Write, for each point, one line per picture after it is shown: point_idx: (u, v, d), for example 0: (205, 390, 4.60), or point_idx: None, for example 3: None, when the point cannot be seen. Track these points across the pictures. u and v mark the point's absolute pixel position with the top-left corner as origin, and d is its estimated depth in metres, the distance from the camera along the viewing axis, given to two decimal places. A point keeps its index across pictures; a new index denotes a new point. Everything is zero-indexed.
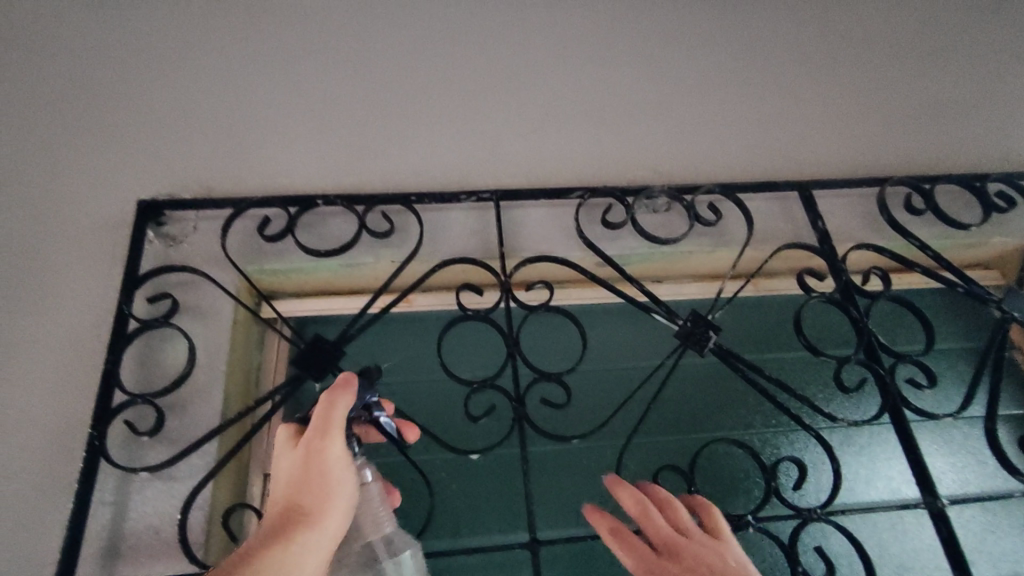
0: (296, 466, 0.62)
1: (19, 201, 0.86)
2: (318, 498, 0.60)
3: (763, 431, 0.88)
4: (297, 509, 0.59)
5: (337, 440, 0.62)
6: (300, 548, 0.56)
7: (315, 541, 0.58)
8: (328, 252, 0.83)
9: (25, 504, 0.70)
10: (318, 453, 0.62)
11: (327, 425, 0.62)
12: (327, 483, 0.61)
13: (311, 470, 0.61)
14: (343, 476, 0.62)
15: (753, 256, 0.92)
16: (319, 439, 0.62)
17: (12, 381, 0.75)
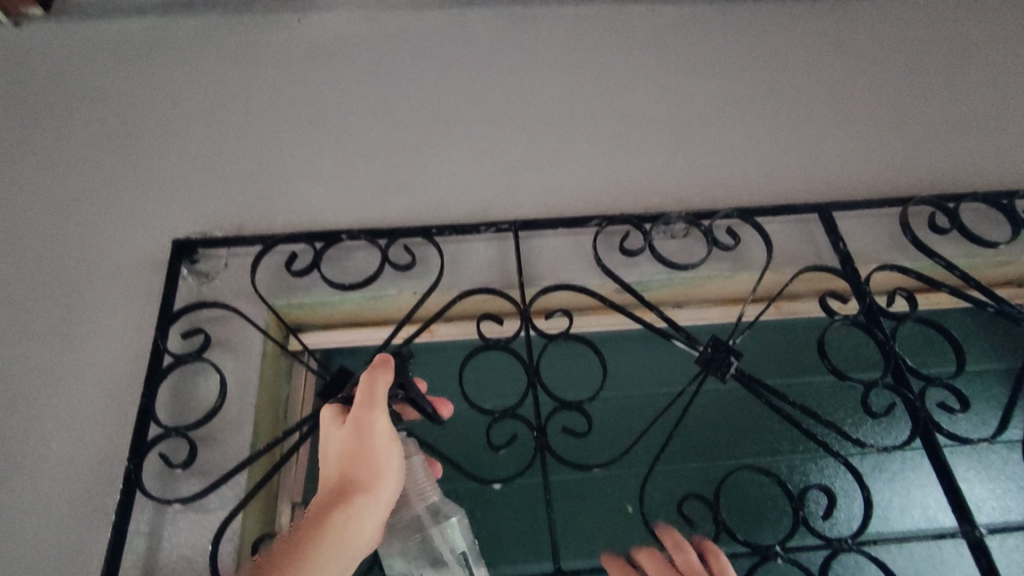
0: (346, 440, 0.66)
1: (63, 242, 0.91)
2: (369, 470, 0.64)
3: (790, 458, 0.87)
4: (349, 479, 0.64)
5: (381, 415, 0.66)
6: (357, 516, 0.62)
7: (370, 508, 0.62)
8: (353, 285, 0.85)
9: (66, 534, 0.73)
10: (366, 427, 0.65)
11: (371, 401, 0.66)
12: (375, 455, 0.64)
13: (360, 444, 0.65)
14: (391, 448, 0.65)
15: (774, 279, 0.91)
16: (366, 414, 0.66)
17: (55, 415, 0.79)
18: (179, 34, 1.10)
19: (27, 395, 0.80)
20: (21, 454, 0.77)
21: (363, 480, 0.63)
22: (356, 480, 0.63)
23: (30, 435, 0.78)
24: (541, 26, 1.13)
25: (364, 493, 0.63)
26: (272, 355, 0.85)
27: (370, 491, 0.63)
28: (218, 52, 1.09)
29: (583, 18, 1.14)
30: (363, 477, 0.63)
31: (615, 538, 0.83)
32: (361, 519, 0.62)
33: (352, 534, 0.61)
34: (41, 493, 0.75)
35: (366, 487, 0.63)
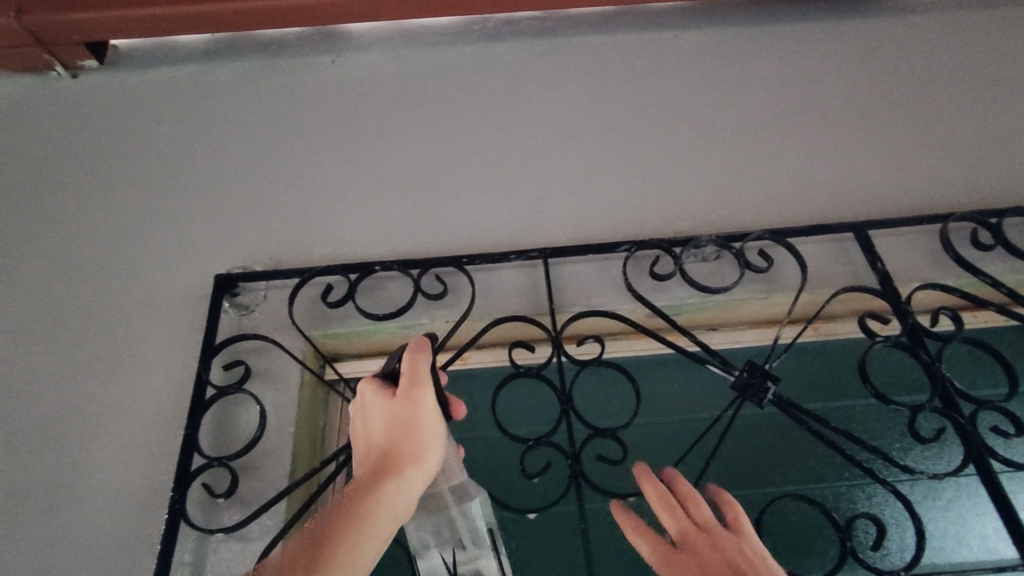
0: (390, 413, 0.63)
1: (115, 279, 0.95)
2: (418, 444, 0.61)
3: (836, 485, 0.84)
4: (396, 453, 0.61)
5: (428, 391, 0.62)
6: (407, 489, 0.60)
7: (418, 479, 0.61)
8: (387, 315, 0.87)
9: (115, 563, 0.75)
10: (412, 402, 0.62)
11: (418, 375, 0.62)
12: (423, 430, 0.62)
13: (408, 418, 0.62)
14: (438, 422, 0.62)
15: (811, 301, 0.89)
16: (412, 389, 0.62)
17: (106, 445, 0.82)
18: (221, 79, 1.16)
19: (78, 428, 0.83)
20: (73, 485, 0.80)
21: (411, 455, 0.61)
22: (404, 453, 0.61)
23: (82, 466, 0.81)
24: (566, 56, 1.15)
25: (413, 467, 0.61)
26: (310, 385, 0.86)
27: (418, 464, 0.61)
28: (257, 95, 1.14)
29: (607, 47, 1.16)
30: (412, 450, 0.61)
31: None
32: (410, 492, 0.60)
33: (402, 506, 0.59)
34: (91, 522, 0.77)
35: (414, 461, 0.61)
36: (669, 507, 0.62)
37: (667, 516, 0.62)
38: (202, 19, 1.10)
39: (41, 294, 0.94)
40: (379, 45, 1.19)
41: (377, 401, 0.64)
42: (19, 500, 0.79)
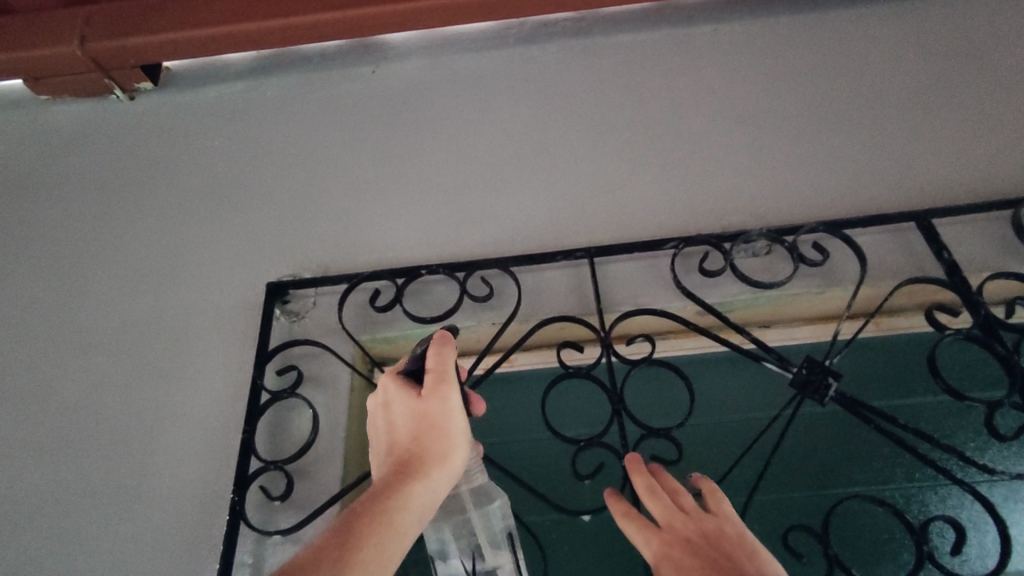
0: (416, 413, 0.63)
1: (173, 289, 0.99)
2: (445, 443, 0.62)
3: (906, 487, 0.80)
4: (425, 449, 0.61)
5: (455, 389, 0.64)
6: (433, 486, 0.60)
7: (443, 479, 0.61)
8: (434, 318, 0.87)
9: (179, 564, 0.77)
10: (439, 402, 0.63)
11: (445, 372, 0.64)
12: (450, 428, 0.63)
13: (437, 415, 0.63)
14: (463, 423, 0.63)
15: (871, 294, 0.85)
16: (439, 389, 0.63)
17: (169, 450, 0.85)
18: (268, 95, 1.20)
19: (143, 433, 0.86)
20: (138, 488, 0.83)
21: (440, 452, 0.61)
22: (433, 449, 0.61)
23: (148, 470, 0.84)
24: (605, 56, 1.14)
25: (440, 464, 0.61)
26: (360, 389, 0.87)
27: (446, 461, 0.61)
28: (303, 109, 1.17)
29: (646, 44, 1.14)
30: (440, 448, 0.61)
31: None
32: (436, 490, 0.60)
33: (430, 504, 0.59)
34: (157, 523, 0.80)
35: (443, 458, 0.61)
36: (655, 495, 0.63)
37: (653, 505, 0.62)
38: (249, 37, 1.14)
39: (106, 305, 0.99)
40: (419, 54, 1.20)
41: (401, 401, 0.64)
42: (89, 502, 0.83)
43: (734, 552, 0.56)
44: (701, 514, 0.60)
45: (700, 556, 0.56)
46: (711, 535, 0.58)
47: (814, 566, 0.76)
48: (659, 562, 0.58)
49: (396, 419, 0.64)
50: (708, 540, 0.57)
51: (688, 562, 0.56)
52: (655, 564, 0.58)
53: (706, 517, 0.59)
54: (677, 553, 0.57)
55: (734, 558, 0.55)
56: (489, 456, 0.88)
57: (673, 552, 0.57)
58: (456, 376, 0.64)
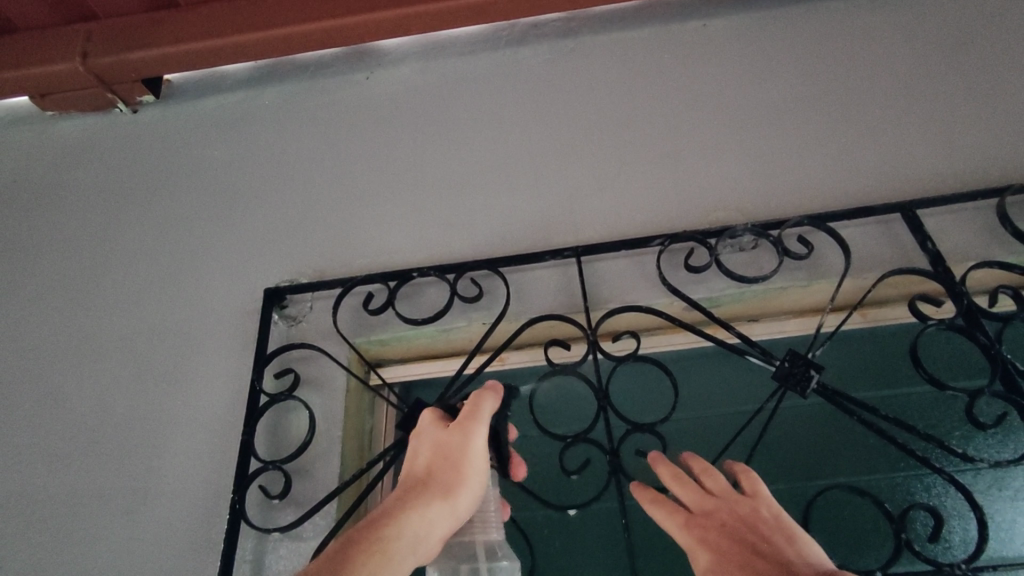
0: (441, 445, 0.65)
1: (175, 296, 1.02)
2: (456, 478, 0.63)
3: (891, 475, 0.81)
4: (433, 478, 0.63)
5: (482, 432, 0.65)
6: (431, 517, 0.60)
7: (444, 513, 0.61)
8: (425, 319, 0.89)
9: (183, 561, 0.80)
10: (464, 436, 0.64)
11: (475, 415, 0.65)
12: (465, 466, 0.63)
13: (455, 448, 0.64)
14: (480, 466, 0.64)
15: (857, 286, 0.86)
16: (466, 425, 0.65)
17: (173, 451, 0.88)
18: (265, 103, 1.23)
19: (148, 436, 0.90)
20: (146, 491, 0.86)
21: (448, 485, 0.62)
22: (440, 480, 0.62)
23: (153, 471, 0.87)
24: (592, 54, 1.16)
25: (446, 498, 0.61)
26: (357, 390, 0.90)
27: (450, 498, 0.62)
28: (299, 116, 1.20)
29: (634, 42, 1.15)
30: (449, 480, 0.62)
31: None
32: (435, 524, 0.60)
33: (424, 534, 0.59)
34: (162, 522, 0.83)
35: (448, 493, 0.62)
36: (683, 483, 0.63)
37: (682, 491, 0.62)
38: (244, 48, 1.16)
39: (113, 314, 1.02)
40: (410, 59, 1.23)
41: (432, 433, 0.67)
42: (100, 505, 0.86)
43: (770, 534, 0.55)
44: (732, 499, 0.60)
45: (735, 539, 0.56)
46: (744, 517, 0.57)
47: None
48: (697, 548, 0.57)
49: (420, 450, 0.67)
50: (742, 523, 0.57)
51: (727, 548, 0.55)
52: (689, 548, 0.58)
53: (737, 501, 0.59)
54: (713, 537, 0.57)
55: (770, 539, 0.55)
56: None
57: (707, 537, 0.57)
58: (487, 420, 0.66)
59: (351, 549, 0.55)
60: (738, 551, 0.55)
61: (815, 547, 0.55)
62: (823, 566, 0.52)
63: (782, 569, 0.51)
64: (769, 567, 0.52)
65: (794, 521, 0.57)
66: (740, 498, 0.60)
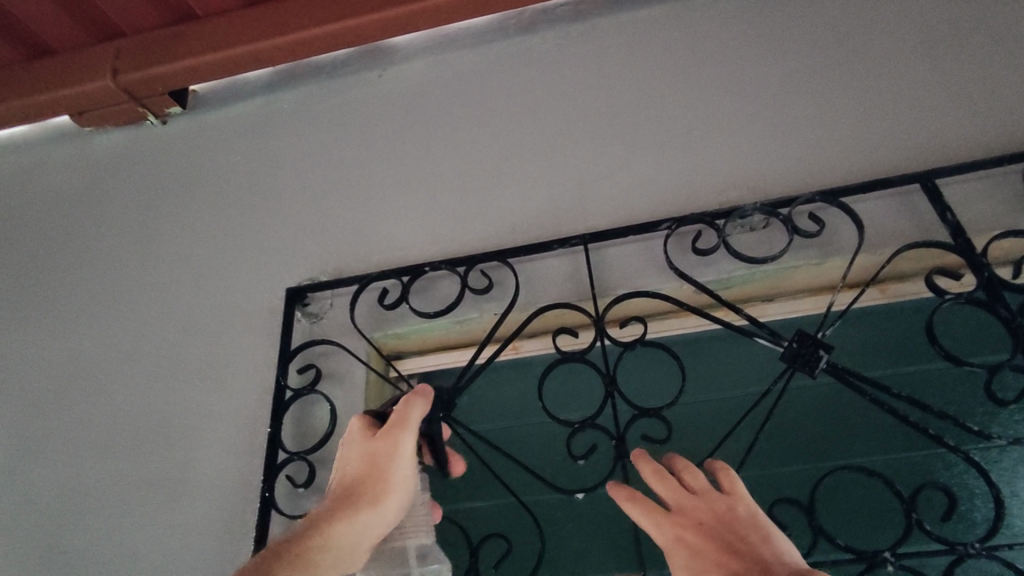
0: (369, 450, 0.65)
1: (205, 297, 1.08)
2: (382, 486, 0.64)
3: (906, 454, 0.79)
4: (360, 486, 0.64)
5: (410, 439, 0.65)
6: (357, 526, 0.62)
7: (371, 522, 0.62)
8: (438, 312, 0.92)
9: (220, 545, 0.86)
10: (390, 443, 0.65)
11: (404, 421, 0.65)
12: (391, 473, 0.64)
13: (382, 456, 0.65)
14: (406, 472, 0.65)
15: (872, 261, 0.83)
16: (393, 433, 0.65)
17: (209, 443, 0.94)
18: (286, 107, 1.27)
19: (186, 430, 0.96)
20: (185, 481, 0.92)
21: (374, 494, 0.63)
22: (368, 486, 0.63)
23: (191, 463, 0.93)
24: (600, 37, 1.15)
25: (372, 507, 0.63)
26: (376, 382, 0.93)
27: (377, 506, 0.63)
28: (317, 118, 1.24)
29: (642, 22, 1.14)
30: (375, 488, 0.63)
31: None
32: (362, 532, 0.62)
33: (350, 543, 0.61)
34: (201, 509, 0.89)
35: (375, 501, 0.63)
36: (662, 479, 0.62)
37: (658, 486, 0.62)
38: (261, 55, 1.20)
39: (149, 318, 1.09)
40: (421, 55, 1.24)
41: (361, 439, 0.67)
42: (145, 495, 0.93)
43: (748, 534, 0.56)
44: (706, 496, 0.59)
45: (714, 539, 0.56)
46: (722, 516, 0.57)
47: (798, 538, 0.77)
48: (675, 546, 0.57)
49: (349, 455, 0.67)
50: (719, 523, 0.57)
51: (705, 549, 0.56)
52: (666, 546, 0.58)
53: (710, 500, 0.59)
54: (691, 537, 0.57)
55: (747, 539, 0.55)
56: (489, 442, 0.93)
57: (686, 535, 0.57)
58: (415, 427, 0.65)
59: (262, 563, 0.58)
60: (714, 548, 0.55)
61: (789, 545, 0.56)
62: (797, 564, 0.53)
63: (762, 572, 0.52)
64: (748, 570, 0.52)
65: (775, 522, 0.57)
66: (718, 494, 0.59)
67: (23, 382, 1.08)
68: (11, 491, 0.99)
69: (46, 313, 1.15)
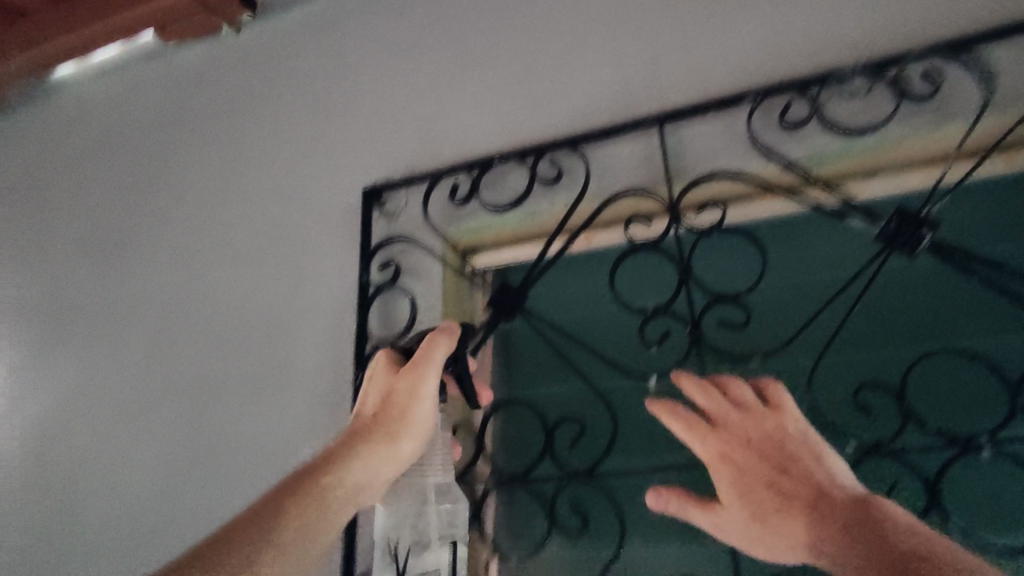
0: (392, 389, 0.70)
1: (291, 201, 1.13)
2: (400, 424, 0.68)
3: (1020, 337, 0.71)
4: (379, 423, 0.68)
5: (433, 377, 0.69)
6: (369, 464, 0.66)
7: (385, 459, 0.66)
8: (509, 205, 0.92)
9: (320, 423, 0.95)
10: (414, 382, 0.69)
11: (429, 359, 0.69)
12: (410, 411, 0.69)
13: (403, 395, 0.69)
14: (425, 411, 0.69)
15: (996, 125, 0.73)
16: (417, 371, 0.69)
17: (305, 335, 1.02)
18: (350, 4, 1.24)
19: (285, 323, 1.05)
20: (288, 368, 1.01)
21: (392, 432, 0.67)
22: (389, 423, 0.68)
23: (292, 353, 1.02)
24: None
25: (387, 445, 0.67)
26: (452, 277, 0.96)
27: (392, 444, 0.67)
28: (380, 13, 1.20)
29: None
30: (393, 426, 0.68)
31: None
32: (376, 470, 0.66)
33: (362, 480, 0.65)
34: (302, 392, 0.99)
35: (390, 440, 0.67)
36: (708, 393, 0.66)
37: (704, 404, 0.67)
38: None
39: (243, 222, 1.16)
40: None
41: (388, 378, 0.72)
42: (256, 380, 1.03)
43: (798, 450, 0.61)
44: (756, 420, 0.64)
45: (762, 456, 0.62)
46: (771, 434, 0.63)
47: (883, 423, 0.73)
48: (721, 462, 0.64)
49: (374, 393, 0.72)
50: (768, 440, 0.62)
51: (754, 465, 0.62)
52: (713, 463, 0.64)
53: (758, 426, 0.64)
54: (737, 455, 0.63)
55: (798, 456, 0.61)
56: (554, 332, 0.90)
57: (734, 453, 0.63)
58: (440, 365, 0.69)
59: (268, 499, 0.60)
60: (763, 464, 0.61)
61: (838, 459, 0.62)
62: (846, 480, 0.59)
63: (816, 489, 0.58)
64: (800, 487, 0.59)
65: (820, 436, 0.63)
66: (766, 409, 0.64)
67: (145, 286, 1.21)
68: (149, 379, 1.13)
69: (156, 222, 1.26)
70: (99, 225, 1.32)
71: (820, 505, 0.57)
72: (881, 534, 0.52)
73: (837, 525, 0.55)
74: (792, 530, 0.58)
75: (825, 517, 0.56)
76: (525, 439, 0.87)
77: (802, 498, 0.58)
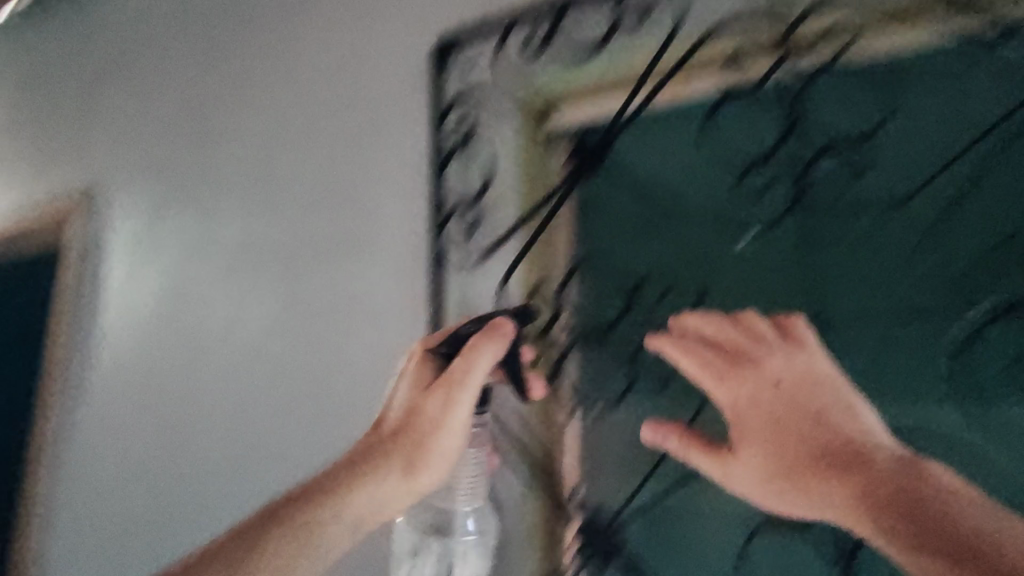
0: (423, 400, 0.75)
1: (354, 54, 1.05)
2: (420, 450, 0.74)
3: None
4: (400, 437, 0.75)
5: (467, 393, 0.74)
6: (383, 483, 0.74)
7: (394, 474, 0.74)
8: (592, 52, 0.84)
9: (399, 290, 0.95)
10: (447, 403, 0.74)
11: (465, 373, 0.73)
12: (435, 436, 0.74)
13: (434, 410, 0.74)
14: (450, 441, 0.75)
15: None
16: (450, 390, 0.74)
17: (377, 200, 0.98)
18: None
19: (356, 188, 1.01)
20: (362, 235, 0.99)
21: (411, 451, 0.74)
22: (411, 442, 0.74)
23: (364, 219, 0.99)
24: None
25: (410, 475, 0.74)
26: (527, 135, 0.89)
27: (409, 472, 0.74)
28: None
29: None
30: (415, 442, 0.74)
31: (910, 295, 0.68)
32: (389, 485, 0.74)
33: (373, 497, 0.73)
34: (378, 260, 0.97)
35: (409, 466, 0.74)
36: (721, 326, 0.70)
37: (716, 350, 0.69)
38: None
39: (307, 81, 1.09)
40: None
41: (418, 388, 0.77)
42: (331, 248, 1.02)
43: (831, 402, 0.62)
44: (775, 379, 0.65)
45: (789, 407, 0.63)
46: (799, 374, 0.64)
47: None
48: (744, 406, 0.65)
49: (401, 395, 0.78)
50: (794, 385, 0.63)
51: (781, 419, 0.63)
52: (732, 409, 0.66)
53: (773, 380, 0.65)
54: (764, 400, 0.64)
55: (828, 408, 0.61)
56: (636, 194, 0.83)
57: (763, 399, 0.64)
58: (473, 383, 0.74)
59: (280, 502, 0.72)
60: (792, 413, 0.62)
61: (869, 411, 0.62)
62: (878, 433, 0.60)
63: (855, 448, 0.58)
64: (837, 445, 0.59)
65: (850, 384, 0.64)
66: (782, 346, 0.66)
67: (217, 154, 1.19)
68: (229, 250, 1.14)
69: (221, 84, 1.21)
70: (172, 90, 1.30)
71: (866, 464, 0.57)
72: (910, 501, 0.54)
73: (887, 487, 0.55)
74: (832, 488, 0.58)
75: (873, 476, 0.56)
76: (609, 297, 0.82)
77: (838, 453, 0.59)
